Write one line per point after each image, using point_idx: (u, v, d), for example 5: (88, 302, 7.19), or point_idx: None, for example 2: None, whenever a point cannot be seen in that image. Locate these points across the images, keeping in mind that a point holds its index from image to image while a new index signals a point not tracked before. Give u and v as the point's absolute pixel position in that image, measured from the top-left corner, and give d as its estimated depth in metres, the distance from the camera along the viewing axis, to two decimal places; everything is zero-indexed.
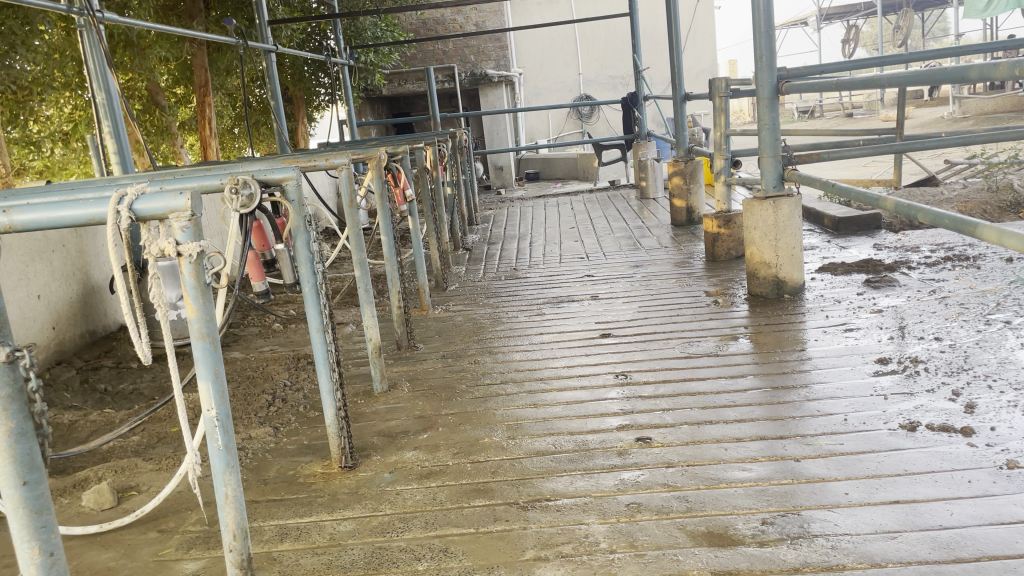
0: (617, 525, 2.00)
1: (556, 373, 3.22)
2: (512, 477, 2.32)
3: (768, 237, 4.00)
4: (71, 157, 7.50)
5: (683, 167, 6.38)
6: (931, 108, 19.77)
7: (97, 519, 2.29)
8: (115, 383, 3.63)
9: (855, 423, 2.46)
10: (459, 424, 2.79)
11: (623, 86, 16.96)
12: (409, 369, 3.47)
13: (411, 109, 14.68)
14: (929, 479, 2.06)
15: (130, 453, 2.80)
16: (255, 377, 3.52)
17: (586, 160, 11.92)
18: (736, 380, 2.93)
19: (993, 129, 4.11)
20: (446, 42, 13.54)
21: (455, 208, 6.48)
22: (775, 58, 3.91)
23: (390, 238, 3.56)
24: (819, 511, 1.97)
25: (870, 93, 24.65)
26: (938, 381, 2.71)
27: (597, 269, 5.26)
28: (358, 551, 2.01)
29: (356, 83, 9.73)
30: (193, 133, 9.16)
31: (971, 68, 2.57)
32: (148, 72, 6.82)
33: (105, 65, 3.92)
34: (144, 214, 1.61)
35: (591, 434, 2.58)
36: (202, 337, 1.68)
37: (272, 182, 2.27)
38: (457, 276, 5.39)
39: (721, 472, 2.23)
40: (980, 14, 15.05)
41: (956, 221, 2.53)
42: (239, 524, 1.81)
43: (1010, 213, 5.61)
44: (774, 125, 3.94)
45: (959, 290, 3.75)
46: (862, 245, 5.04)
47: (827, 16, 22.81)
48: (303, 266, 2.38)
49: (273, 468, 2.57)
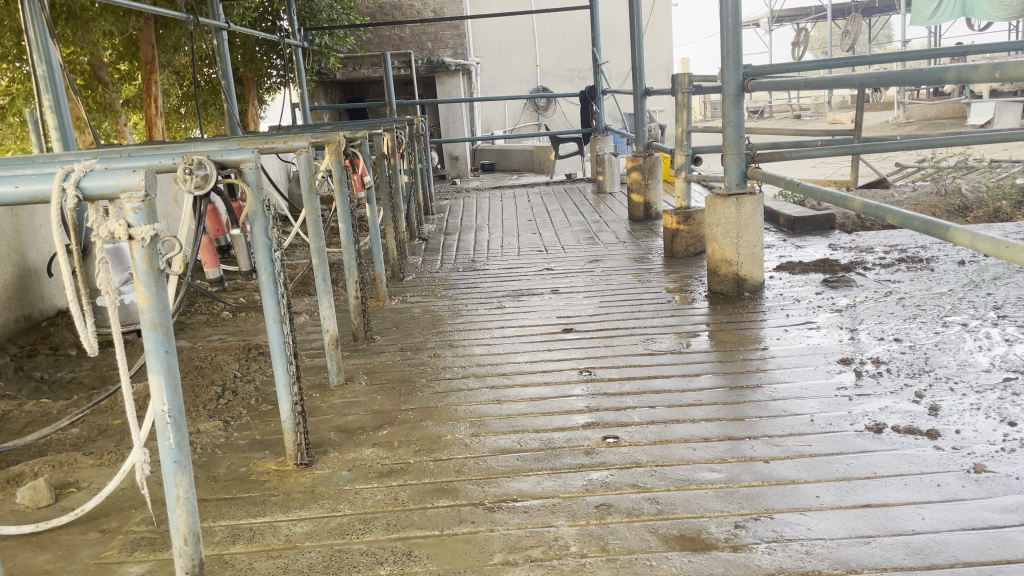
0: (588, 527, 1.94)
1: (519, 368, 3.15)
2: (476, 477, 2.25)
3: (730, 235, 3.98)
4: (7, 132, 7.15)
5: (642, 162, 6.37)
6: (877, 113, 20.26)
7: (32, 518, 2.15)
8: (52, 371, 3.44)
9: (822, 424, 2.44)
10: (420, 420, 2.70)
11: (580, 79, 16.98)
12: (366, 362, 3.36)
13: (365, 95, 14.46)
14: (899, 482, 2.05)
15: (69, 446, 2.64)
16: (203, 367, 3.37)
17: (542, 152, 11.88)
18: (697, 379, 2.90)
19: (949, 135, 4.17)
20: (402, 28, 13.35)
21: (412, 197, 6.37)
22: (741, 56, 3.89)
23: (349, 225, 3.45)
24: (791, 515, 1.94)
25: (818, 96, 25.12)
26: (901, 383, 2.71)
27: (556, 262, 5.20)
28: (316, 555, 1.91)
29: (310, 66, 9.53)
30: (138, 111, 8.85)
31: (948, 70, 2.54)
32: (92, 46, 6.53)
33: (47, 35, 3.69)
34: (92, 193, 1.49)
35: (556, 432, 2.52)
36: (153, 328, 1.56)
37: (228, 163, 2.12)
38: (415, 266, 5.28)
39: (690, 473, 2.18)
40: (926, 22, 15.42)
41: (928, 223, 2.52)
42: (190, 528, 1.68)
43: (959, 217, 5.73)
44: (738, 122, 3.92)
45: (915, 291, 3.80)
46: (818, 244, 5.08)
47: (778, 18, 23.14)
48: (260, 253, 2.26)
49: (224, 465, 2.45)
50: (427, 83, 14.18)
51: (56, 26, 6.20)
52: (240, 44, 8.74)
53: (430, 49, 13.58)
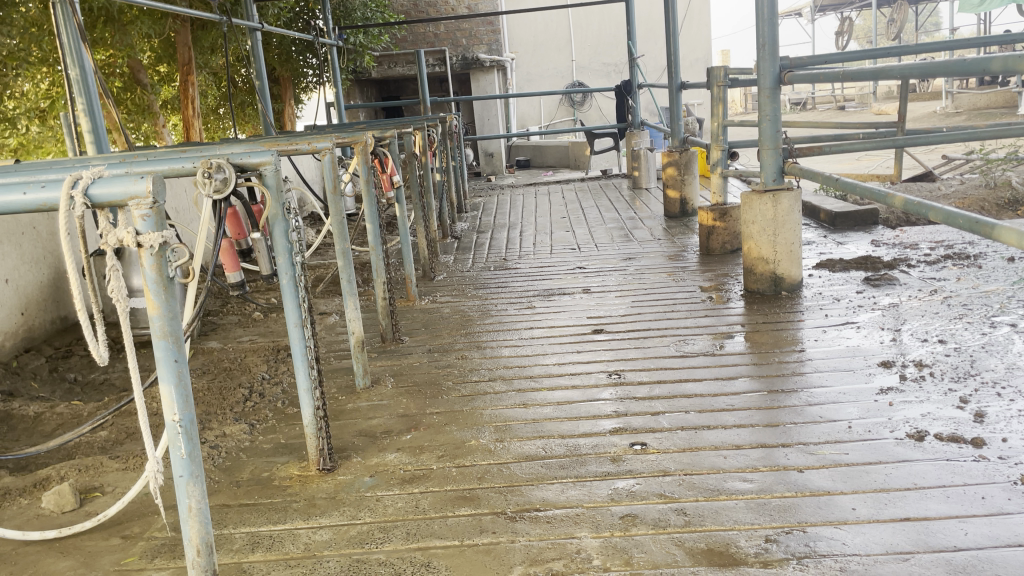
0: (611, 539, 1.88)
1: (547, 371, 3.09)
2: (499, 484, 2.20)
3: (766, 232, 3.87)
4: (48, 135, 7.22)
5: (677, 157, 6.24)
6: (923, 104, 19.70)
7: (57, 523, 2.15)
8: (86, 372, 3.49)
9: (860, 431, 2.34)
10: (445, 424, 2.66)
11: (617, 73, 16.84)
12: (393, 363, 3.33)
13: (400, 93, 14.51)
14: (941, 494, 1.95)
15: (97, 449, 2.65)
16: (232, 369, 3.38)
17: (578, 148, 11.79)
18: (732, 382, 2.82)
19: (996, 127, 4.01)
20: (438, 25, 13.30)
21: (444, 194, 6.33)
22: (777, 47, 3.76)
23: (376, 226, 3.42)
24: (825, 528, 1.85)
25: (860, 87, 24.55)
26: (945, 388, 2.60)
27: (589, 261, 5.13)
28: (336, 564, 1.89)
29: (345, 64, 9.58)
30: (177, 112, 8.97)
31: (994, 60, 2.41)
32: (129, 49, 6.59)
33: (79, 38, 3.70)
34: (100, 200, 1.48)
35: (583, 438, 2.46)
36: (164, 336, 1.54)
37: (248, 166, 2.08)
38: (446, 265, 5.25)
39: (721, 482, 2.11)
40: (975, 8, 14.80)
41: (972, 222, 2.40)
42: (204, 539, 1.66)
43: (1008, 211, 5.52)
44: (775, 116, 3.79)
45: (961, 290, 3.65)
46: (860, 240, 4.93)
47: (821, 8, 22.68)
48: (281, 257, 2.23)
49: (247, 470, 2.43)
50: (461, 80, 14.20)
51: (95, 30, 6.28)
52: (276, 44, 8.80)
53: (464, 45, 13.51)
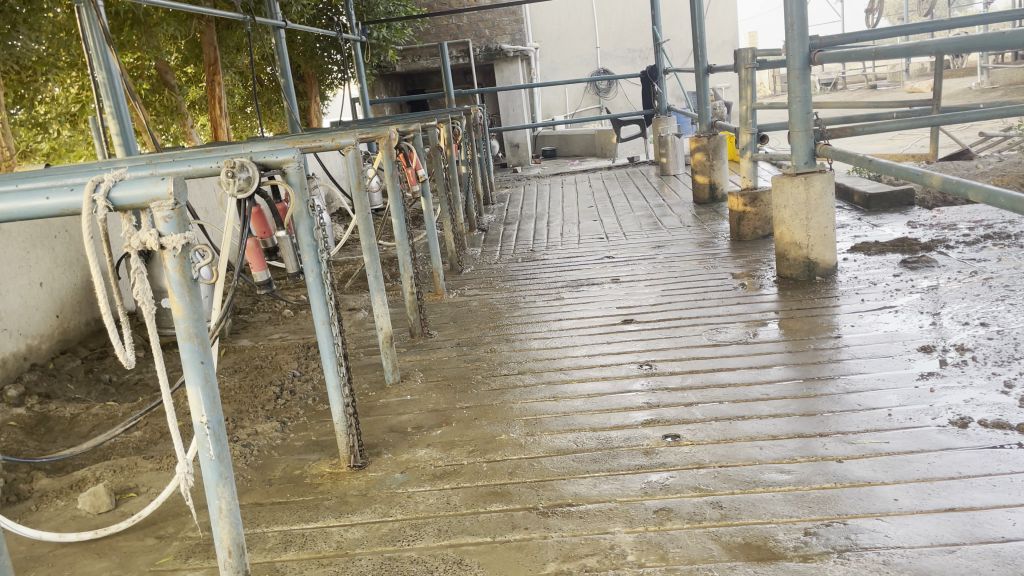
0: (646, 534, 1.85)
1: (576, 363, 3.06)
2: (530, 479, 2.17)
3: (799, 216, 3.78)
4: (79, 138, 7.32)
5: (705, 142, 6.16)
6: (958, 80, 19.24)
7: (92, 524, 2.17)
8: (120, 372, 3.54)
9: (901, 418, 2.28)
10: (474, 419, 2.63)
11: (642, 59, 16.68)
12: (422, 358, 3.32)
13: (425, 86, 14.53)
14: (986, 483, 1.89)
15: (132, 449, 2.68)
16: (263, 367, 3.39)
17: (604, 136, 11.70)
18: (766, 371, 2.76)
19: None
20: (460, 17, 13.18)
21: (470, 187, 6.29)
22: (807, 27, 3.67)
23: (402, 220, 3.40)
24: (867, 520, 1.80)
25: (893, 65, 24.05)
26: (988, 372, 2.52)
27: (617, 250, 5.07)
28: (368, 562, 1.88)
29: (369, 60, 9.59)
30: (204, 112, 9.05)
31: None
32: (156, 50, 6.63)
33: (104, 41, 3.70)
34: (123, 203, 1.48)
35: (615, 431, 2.43)
36: (189, 338, 1.53)
37: (271, 165, 2.05)
38: (473, 258, 5.23)
39: (757, 473, 2.06)
40: None
41: (1015, 200, 2.31)
42: (235, 540, 1.66)
43: None
44: (805, 97, 3.71)
45: (1002, 270, 3.55)
46: (895, 222, 4.82)
47: None
48: (306, 254, 2.21)
49: (278, 468, 2.43)
50: (486, 71, 14.17)
51: (122, 33, 6.33)
52: (300, 41, 8.84)
53: (488, 36, 13.45)
